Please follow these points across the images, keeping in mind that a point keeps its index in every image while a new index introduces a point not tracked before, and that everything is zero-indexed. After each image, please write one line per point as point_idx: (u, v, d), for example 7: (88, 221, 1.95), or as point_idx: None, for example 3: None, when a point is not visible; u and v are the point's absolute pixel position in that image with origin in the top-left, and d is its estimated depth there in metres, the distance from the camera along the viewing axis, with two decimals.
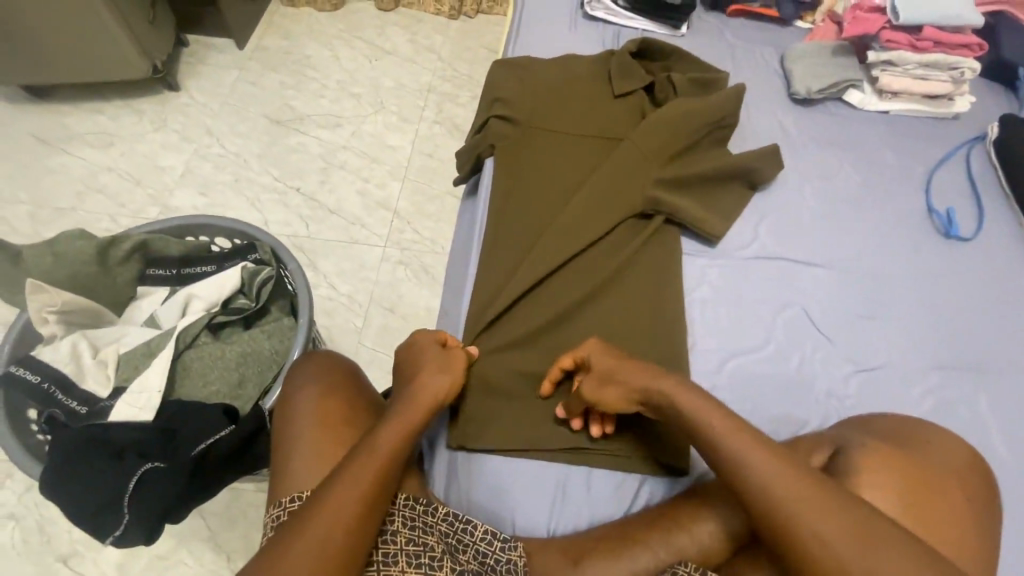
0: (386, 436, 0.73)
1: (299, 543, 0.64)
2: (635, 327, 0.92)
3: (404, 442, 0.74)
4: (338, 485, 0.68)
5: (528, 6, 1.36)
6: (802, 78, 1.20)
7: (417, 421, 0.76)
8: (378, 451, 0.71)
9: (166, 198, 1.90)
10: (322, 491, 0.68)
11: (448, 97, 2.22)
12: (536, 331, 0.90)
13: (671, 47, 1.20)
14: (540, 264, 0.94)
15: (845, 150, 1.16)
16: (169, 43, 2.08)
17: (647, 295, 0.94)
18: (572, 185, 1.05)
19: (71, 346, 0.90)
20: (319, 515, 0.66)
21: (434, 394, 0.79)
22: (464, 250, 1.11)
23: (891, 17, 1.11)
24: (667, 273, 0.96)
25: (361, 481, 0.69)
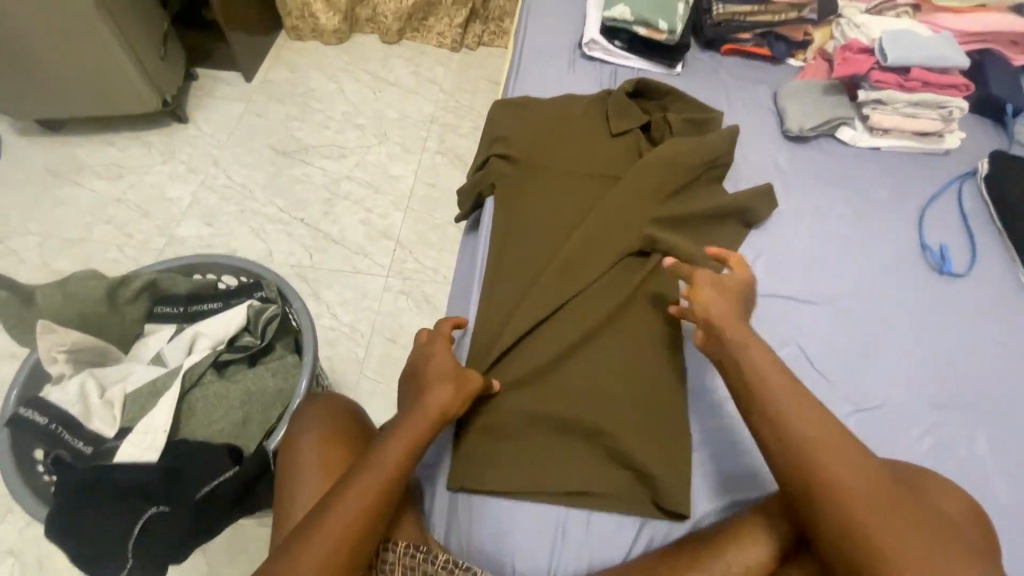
0: (393, 449, 0.76)
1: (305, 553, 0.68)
2: (636, 365, 0.92)
3: (408, 457, 0.76)
4: (345, 496, 0.72)
5: (527, 47, 1.40)
6: (794, 116, 1.23)
7: (423, 432, 0.78)
8: (384, 463, 0.75)
9: (173, 228, 1.93)
10: (329, 503, 0.72)
11: (450, 127, 2.27)
12: (537, 371, 0.91)
13: (667, 87, 1.23)
14: (540, 303, 0.96)
15: (839, 187, 1.18)
16: (179, 77, 2.14)
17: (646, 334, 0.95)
18: (570, 223, 1.07)
19: (79, 386, 0.91)
20: (323, 525, 0.70)
21: (439, 408, 0.80)
22: (465, 288, 1.12)
23: (879, 58, 1.15)
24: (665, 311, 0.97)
25: (366, 493, 0.72)
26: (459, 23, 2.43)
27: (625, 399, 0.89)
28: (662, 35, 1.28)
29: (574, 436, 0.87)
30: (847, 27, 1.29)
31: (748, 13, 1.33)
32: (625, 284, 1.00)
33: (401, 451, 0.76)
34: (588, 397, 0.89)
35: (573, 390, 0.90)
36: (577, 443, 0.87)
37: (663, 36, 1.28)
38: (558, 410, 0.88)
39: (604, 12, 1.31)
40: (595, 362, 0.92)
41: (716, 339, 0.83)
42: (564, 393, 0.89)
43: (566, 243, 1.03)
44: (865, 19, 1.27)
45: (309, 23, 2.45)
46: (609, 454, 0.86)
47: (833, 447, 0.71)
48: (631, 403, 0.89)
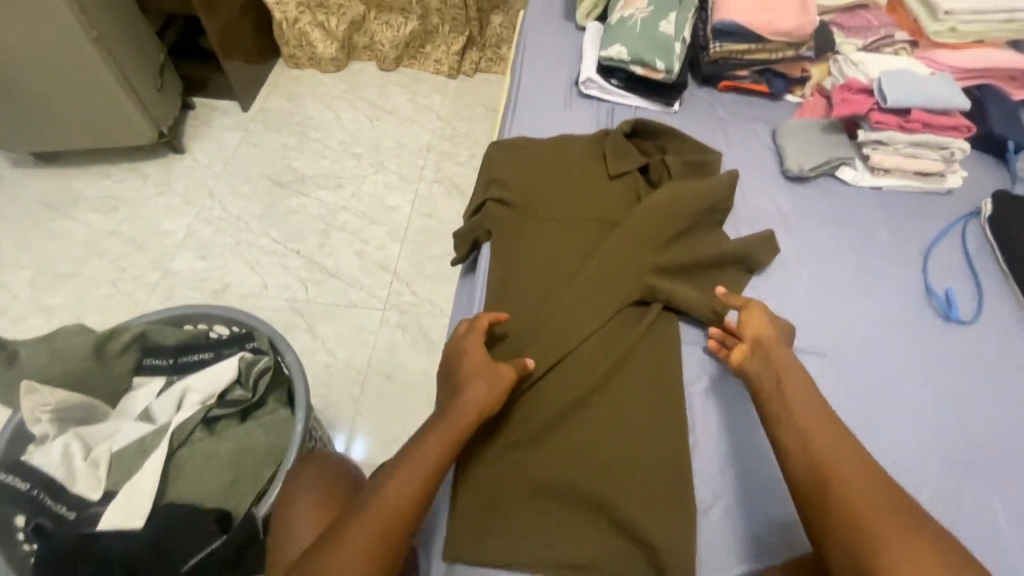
0: (434, 441, 0.79)
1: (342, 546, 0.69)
2: (638, 422, 0.90)
3: (445, 453, 0.79)
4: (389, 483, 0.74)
5: (524, 84, 1.40)
6: (794, 155, 1.22)
7: (460, 429, 0.81)
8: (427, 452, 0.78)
9: (167, 261, 1.92)
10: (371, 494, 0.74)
11: (447, 155, 2.26)
12: (539, 429, 0.89)
13: (664, 127, 1.22)
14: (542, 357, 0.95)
15: (840, 229, 1.17)
16: (176, 108, 2.13)
17: (648, 388, 0.94)
18: (570, 270, 1.06)
19: (63, 448, 0.89)
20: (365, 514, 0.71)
21: (474, 405, 0.83)
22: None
23: (879, 99, 1.14)
24: (666, 363, 0.96)
25: (410, 483, 0.75)
26: (456, 50, 2.44)
27: (626, 459, 0.87)
28: (659, 74, 1.27)
29: (575, 499, 0.84)
30: (845, 65, 1.28)
31: (746, 51, 1.31)
32: (625, 336, 0.98)
33: (439, 446, 0.78)
34: (589, 457, 0.87)
35: (574, 448, 0.88)
36: (577, 505, 0.84)
37: (660, 75, 1.27)
38: (559, 471, 0.86)
39: (600, 52, 1.31)
40: (596, 421, 0.90)
41: (765, 351, 0.89)
42: (565, 452, 0.88)
43: (566, 291, 1.01)
44: (864, 57, 1.26)
45: (307, 52, 2.46)
46: (610, 518, 0.83)
47: (824, 426, 0.79)
48: (632, 464, 0.87)
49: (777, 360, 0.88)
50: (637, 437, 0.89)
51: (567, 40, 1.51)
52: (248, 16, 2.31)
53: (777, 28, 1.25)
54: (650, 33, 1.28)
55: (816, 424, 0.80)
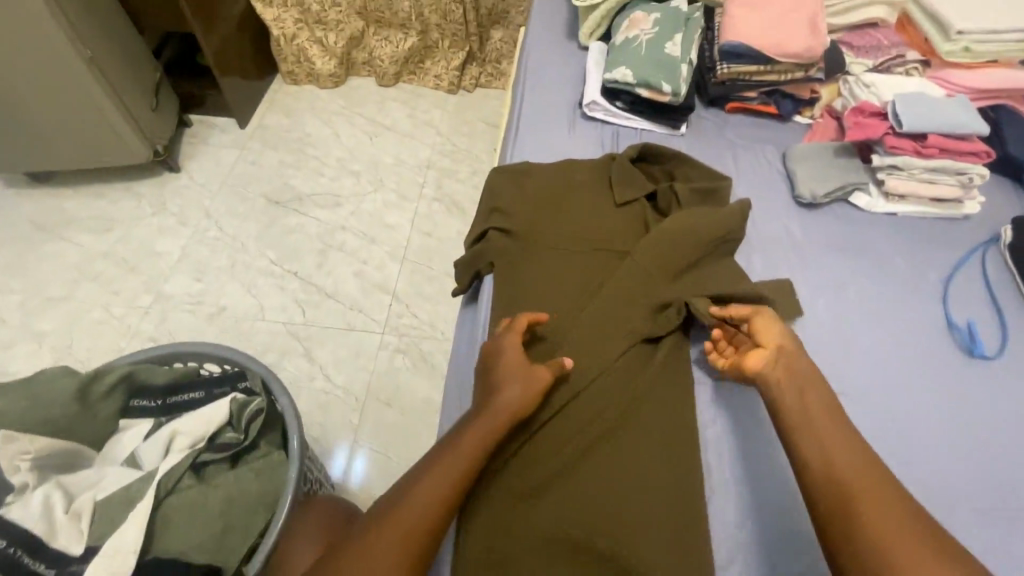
0: (471, 436, 0.81)
1: (366, 553, 0.70)
2: (655, 467, 0.86)
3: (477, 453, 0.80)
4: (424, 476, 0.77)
5: (526, 107, 1.37)
6: (806, 181, 1.19)
7: (491, 430, 0.81)
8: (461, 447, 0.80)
9: (161, 284, 1.87)
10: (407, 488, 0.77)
11: (448, 173, 2.22)
12: (550, 471, 0.85)
13: (670, 152, 1.19)
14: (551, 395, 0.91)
15: (857, 257, 1.13)
16: (172, 126, 2.10)
17: (663, 428, 0.90)
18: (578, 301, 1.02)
19: (43, 499, 0.84)
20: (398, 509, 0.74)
21: (508, 405, 0.83)
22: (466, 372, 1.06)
23: (894, 124, 1.11)
24: (681, 405, 0.92)
25: (442, 483, 0.77)
26: (456, 66, 2.41)
27: (644, 508, 0.83)
28: (665, 96, 1.23)
29: (587, 544, 0.80)
30: (856, 86, 1.24)
31: (754, 72, 1.28)
32: (640, 374, 0.94)
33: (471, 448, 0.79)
34: (602, 500, 0.83)
35: (586, 491, 0.84)
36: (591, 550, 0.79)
37: (667, 97, 1.23)
38: (571, 517, 0.81)
39: (605, 74, 1.28)
40: (608, 463, 0.86)
41: (785, 356, 0.87)
42: (578, 495, 0.83)
43: (575, 325, 0.97)
44: (876, 78, 1.23)
45: (305, 68, 2.44)
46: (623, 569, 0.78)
47: (820, 420, 0.80)
48: (647, 510, 0.82)
49: (797, 364, 0.87)
50: (652, 481, 0.85)
51: (570, 59, 1.48)
52: (246, 32, 2.28)
53: (786, 50, 1.22)
54: (656, 55, 1.24)
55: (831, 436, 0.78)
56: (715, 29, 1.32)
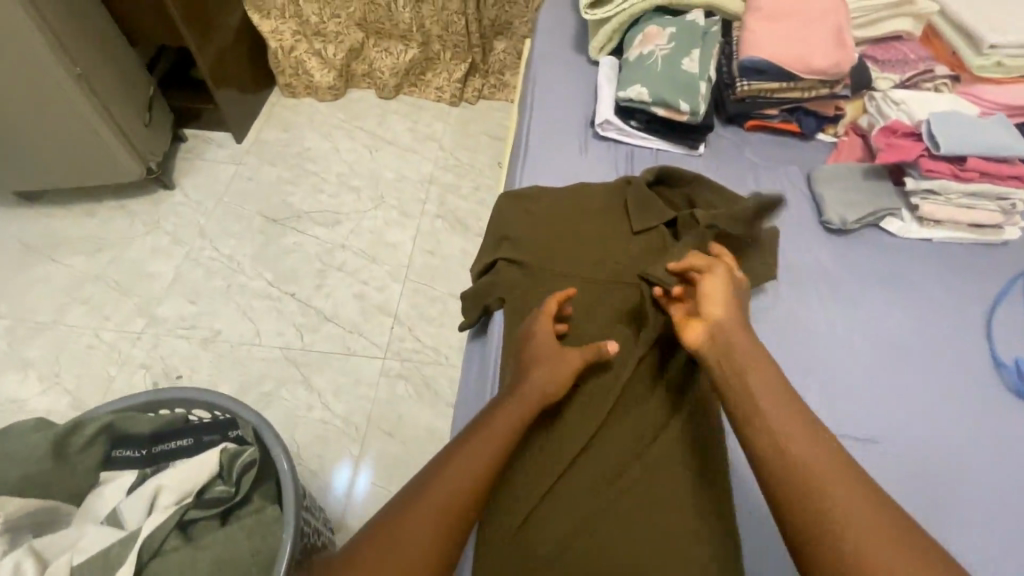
0: (496, 428, 0.79)
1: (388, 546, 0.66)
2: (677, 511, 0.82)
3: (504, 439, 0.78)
4: (447, 472, 0.73)
5: (534, 126, 1.31)
6: (835, 205, 1.13)
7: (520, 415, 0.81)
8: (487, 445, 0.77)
9: (154, 308, 1.80)
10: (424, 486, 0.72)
11: (450, 188, 2.15)
12: (576, 494, 0.84)
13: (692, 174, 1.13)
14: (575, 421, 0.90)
15: (895, 289, 1.08)
16: (165, 143, 2.04)
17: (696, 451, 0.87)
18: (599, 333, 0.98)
19: (13, 566, 0.76)
20: (415, 507, 0.70)
21: (539, 391, 0.84)
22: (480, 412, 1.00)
23: (930, 146, 1.04)
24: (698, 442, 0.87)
25: (467, 478, 0.73)
26: (458, 78, 2.34)
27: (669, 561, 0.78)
28: (683, 115, 1.18)
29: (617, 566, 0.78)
30: (884, 103, 1.18)
31: (777, 90, 1.22)
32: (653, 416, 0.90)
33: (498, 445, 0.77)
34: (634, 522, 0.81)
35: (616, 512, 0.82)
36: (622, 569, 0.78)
37: (685, 116, 1.18)
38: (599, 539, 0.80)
39: (618, 92, 1.22)
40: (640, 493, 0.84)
41: (726, 330, 0.81)
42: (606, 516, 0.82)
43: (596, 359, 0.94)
44: (905, 95, 1.16)
45: (303, 81, 2.37)
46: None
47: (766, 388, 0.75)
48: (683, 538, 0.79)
49: (741, 346, 0.80)
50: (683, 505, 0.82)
51: (579, 74, 1.41)
52: (242, 44, 2.23)
53: (811, 66, 1.16)
54: (673, 72, 1.19)
55: (800, 439, 0.70)
56: (733, 43, 1.26)
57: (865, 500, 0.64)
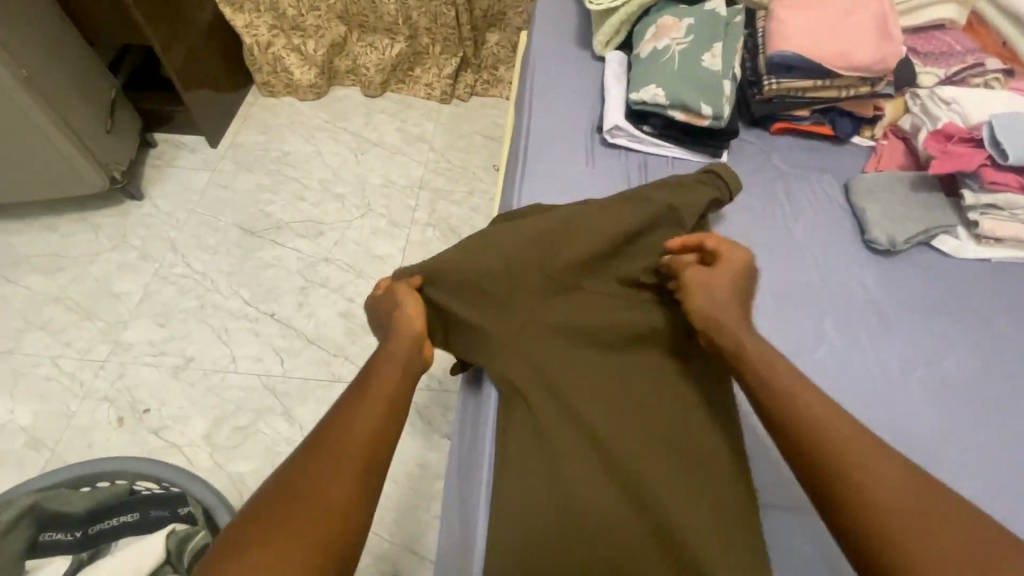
0: (386, 370, 0.80)
1: (304, 476, 0.65)
2: (671, 472, 0.80)
3: (397, 375, 0.80)
4: (353, 413, 0.73)
5: (532, 133, 1.17)
6: (880, 222, 1.02)
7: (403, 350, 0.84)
8: (379, 379, 0.78)
9: (118, 333, 1.65)
10: (330, 428, 0.71)
11: (442, 193, 2.00)
12: (566, 480, 0.79)
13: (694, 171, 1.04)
14: (543, 399, 0.85)
15: (957, 320, 0.97)
16: (131, 151, 1.87)
17: (682, 412, 0.85)
18: (563, 337, 0.90)
19: None
20: (334, 446, 0.69)
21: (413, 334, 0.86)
22: (471, 430, 0.94)
23: (996, 155, 0.93)
24: (690, 403, 0.85)
25: (376, 410, 0.74)
26: (448, 74, 2.18)
27: (677, 522, 0.76)
28: (705, 119, 1.06)
29: (635, 524, 0.77)
30: (931, 102, 1.04)
31: (809, 88, 1.08)
32: (649, 385, 0.87)
33: (390, 376, 0.79)
34: (640, 493, 0.78)
35: (614, 487, 0.79)
36: (630, 540, 0.76)
37: (706, 121, 1.06)
38: (603, 516, 0.77)
39: (630, 94, 1.09)
40: (635, 447, 0.82)
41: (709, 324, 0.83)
42: (606, 497, 0.78)
43: (552, 358, 0.88)
44: (956, 92, 1.02)
45: (282, 79, 2.21)
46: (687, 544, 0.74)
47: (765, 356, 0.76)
48: (693, 494, 0.78)
49: (729, 333, 0.80)
50: (677, 465, 0.81)
51: (582, 71, 1.27)
52: (215, 41, 2.06)
53: (851, 61, 1.03)
54: (692, 71, 1.06)
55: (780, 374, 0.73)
56: (758, 36, 1.13)
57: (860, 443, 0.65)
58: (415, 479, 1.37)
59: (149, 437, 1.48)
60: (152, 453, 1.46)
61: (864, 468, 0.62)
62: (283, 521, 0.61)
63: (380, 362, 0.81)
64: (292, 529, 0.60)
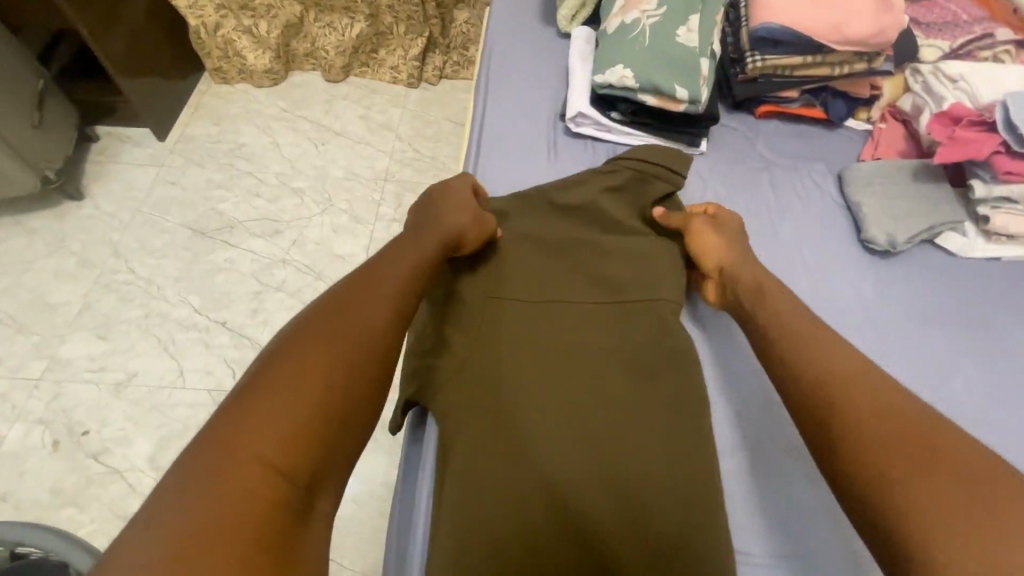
0: (410, 262, 0.79)
1: (314, 370, 0.62)
2: (610, 475, 0.75)
3: (413, 273, 0.78)
4: (360, 299, 0.71)
5: (488, 121, 1.05)
6: (878, 219, 0.91)
7: (432, 244, 0.83)
8: (401, 269, 0.77)
9: (54, 348, 1.52)
10: (346, 306, 0.70)
11: (409, 185, 1.86)
12: (499, 501, 0.73)
13: (634, 160, 0.95)
14: (480, 414, 0.79)
15: (966, 327, 0.87)
16: (64, 147, 1.71)
17: (633, 424, 0.79)
18: (502, 348, 0.84)
19: None
20: (331, 328, 0.67)
21: (459, 223, 0.86)
22: (411, 460, 0.88)
23: (1009, 141, 0.82)
24: (634, 407, 0.80)
25: (380, 298, 0.73)
26: (414, 55, 2.02)
27: (609, 529, 0.72)
28: (680, 104, 0.94)
29: (565, 532, 0.72)
30: (934, 79, 0.93)
31: (796, 66, 0.96)
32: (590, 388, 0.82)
33: (405, 268, 0.77)
34: (574, 501, 0.74)
35: (553, 508, 0.73)
36: (562, 555, 0.71)
37: (681, 106, 0.94)
38: (538, 540, 0.71)
39: (594, 77, 0.97)
40: (571, 450, 0.77)
41: (728, 278, 0.87)
42: (540, 511, 0.73)
43: (488, 366, 0.82)
44: (962, 67, 0.91)
45: (235, 65, 2.04)
46: (611, 551, 0.71)
47: (801, 333, 0.75)
48: (628, 499, 0.74)
49: (747, 274, 0.84)
50: (625, 485, 0.75)
51: (546, 51, 1.14)
52: (157, 24, 1.88)
53: (845, 35, 0.90)
54: (665, 48, 0.94)
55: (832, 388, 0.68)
56: (740, 7, 1.01)
57: (882, 418, 0.63)
58: (374, 500, 1.23)
59: (89, 463, 1.36)
60: (91, 480, 1.34)
61: (885, 446, 0.61)
62: (292, 407, 0.59)
63: (395, 256, 0.80)
64: (307, 422, 0.59)
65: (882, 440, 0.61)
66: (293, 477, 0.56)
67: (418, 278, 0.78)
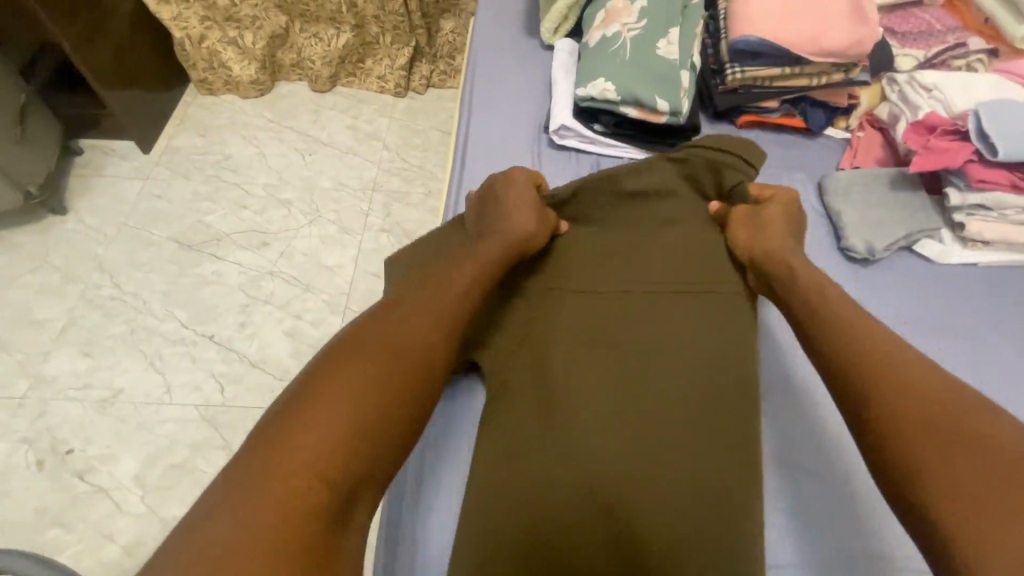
0: (463, 272, 0.81)
1: (352, 383, 0.65)
2: (634, 474, 0.75)
3: (465, 283, 0.80)
4: (399, 314, 0.74)
5: (473, 133, 1.06)
6: (857, 227, 0.93)
7: (498, 251, 0.84)
8: (447, 280, 0.79)
9: (38, 365, 1.50)
10: (387, 322, 0.73)
11: (396, 195, 1.86)
12: (523, 498, 0.74)
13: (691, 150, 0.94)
14: (512, 414, 0.82)
15: (948, 331, 0.88)
16: (48, 161, 1.70)
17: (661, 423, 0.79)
18: (533, 354, 0.87)
19: None
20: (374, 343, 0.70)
21: (523, 227, 0.86)
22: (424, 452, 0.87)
23: (982, 149, 0.84)
24: (663, 405, 0.80)
25: (420, 312, 0.75)
26: (401, 65, 2.02)
27: (632, 527, 0.72)
28: (661, 116, 0.95)
29: (589, 529, 0.73)
30: (910, 88, 0.95)
31: (774, 77, 0.97)
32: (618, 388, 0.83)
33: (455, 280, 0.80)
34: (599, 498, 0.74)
35: (579, 506, 0.74)
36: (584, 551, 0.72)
37: (663, 117, 0.95)
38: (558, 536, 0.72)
39: (576, 90, 0.98)
40: (597, 449, 0.78)
41: (763, 264, 0.84)
42: (565, 508, 0.74)
43: (520, 371, 0.85)
44: (937, 77, 0.93)
45: (221, 76, 2.03)
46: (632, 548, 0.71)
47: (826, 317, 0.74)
48: (653, 496, 0.74)
49: (781, 262, 0.82)
50: (648, 485, 0.75)
51: (531, 63, 1.15)
52: (141, 37, 1.87)
53: (820, 46, 0.91)
54: (646, 60, 0.95)
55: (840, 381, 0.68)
56: (719, 18, 1.02)
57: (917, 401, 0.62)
58: None
59: (74, 482, 1.34)
60: (76, 499, 1.32)
61: (921, 432, 0.60)
62: (327, 421, 0.61)
63: (442, 268, 0.82)
64: (345, 433, 0.61)
65: (918, 424, 0.61)
66: (332, 484, 0.58)
67: (462, 289, 0.80)
